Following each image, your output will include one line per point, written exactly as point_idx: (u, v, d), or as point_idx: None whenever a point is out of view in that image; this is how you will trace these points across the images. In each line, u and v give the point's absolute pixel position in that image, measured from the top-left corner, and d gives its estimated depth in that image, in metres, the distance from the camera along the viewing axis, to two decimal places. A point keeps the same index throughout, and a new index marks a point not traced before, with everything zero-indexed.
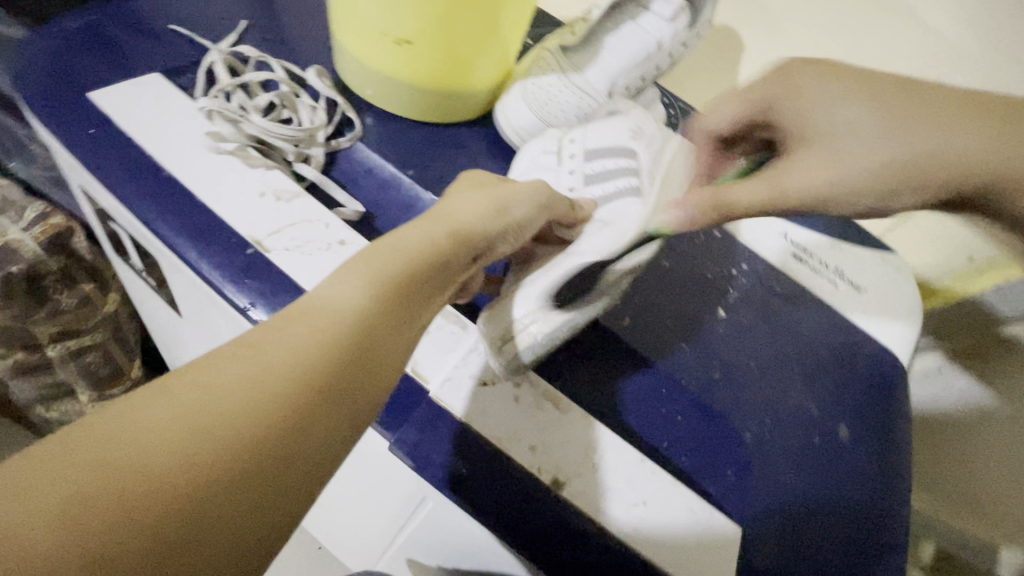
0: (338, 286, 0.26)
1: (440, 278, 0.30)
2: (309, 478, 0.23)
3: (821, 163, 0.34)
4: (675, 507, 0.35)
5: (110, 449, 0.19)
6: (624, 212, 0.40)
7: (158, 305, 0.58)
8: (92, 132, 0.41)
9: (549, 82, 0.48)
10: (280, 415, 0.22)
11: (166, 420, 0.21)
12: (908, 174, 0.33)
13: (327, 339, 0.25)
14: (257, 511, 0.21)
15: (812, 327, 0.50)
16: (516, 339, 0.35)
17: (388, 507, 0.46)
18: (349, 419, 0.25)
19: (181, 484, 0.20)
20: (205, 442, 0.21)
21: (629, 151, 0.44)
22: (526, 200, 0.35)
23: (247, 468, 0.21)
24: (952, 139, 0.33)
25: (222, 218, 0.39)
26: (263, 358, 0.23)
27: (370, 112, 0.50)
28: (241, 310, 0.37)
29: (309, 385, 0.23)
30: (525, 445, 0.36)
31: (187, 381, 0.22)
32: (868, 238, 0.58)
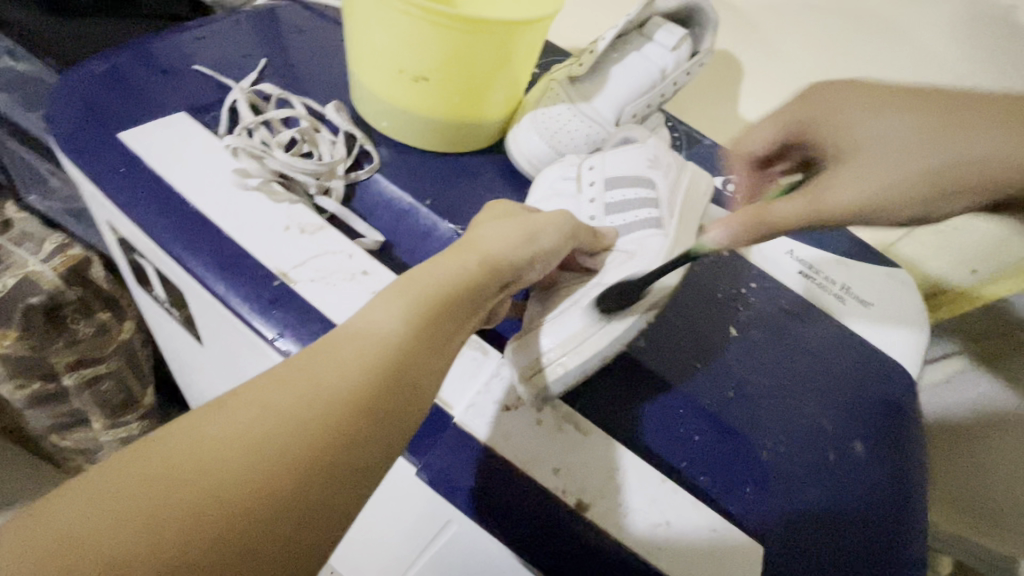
0: (376, 311, 0.27)
1: (469, 307, 0.31)
2: (356, 497, 0.23)
3: (842, 181, 0.33)
4: (698, 526, 0.36)
5: (171, 466, 0.21)
6: (645, 244, 0.43)
7: (178, 333, 0.59)
8: (121, 171, 0.43)
9: (560, 113, 0.50)
10: (328, 435, 0.23)
11: (228, 436, 0.22)
12: (944, 182, 0.31)
13: (370, 357, 0.25)
14: (307, 528, 0.22)
15: (823, 343, 0.51)
16: (545, 370, 0.37)
17: (409, 531, 0.46)
18: (392, 439, 0.25)
19: (237, 500, 0.20)
20: (258, 461, 0.21)
21: (648, 181, 0.46)
22: (547, 229, 0.37)
23: (297, 486, 0.22)
24: (993, 140, 0.30)
25: (249, 251, 0.41)
26: (310, 380, 0.24)
27: (386, 144, 0.52)
28: (268, 340, 0.38)
29: (356, 401, 0.24)
30: (549, 468, 0.36)
31: (241, 398, 0.23)
32: (872, 254, 0.59)
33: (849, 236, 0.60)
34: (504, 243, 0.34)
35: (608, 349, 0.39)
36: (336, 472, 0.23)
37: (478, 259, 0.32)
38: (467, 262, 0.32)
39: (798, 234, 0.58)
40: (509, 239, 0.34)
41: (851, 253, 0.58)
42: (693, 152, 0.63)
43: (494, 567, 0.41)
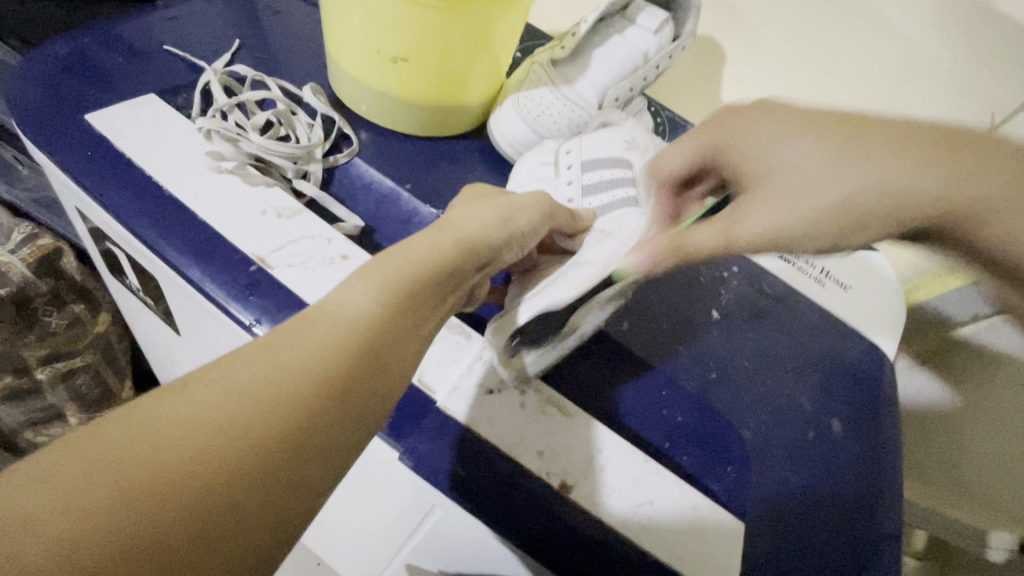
0: (349, 292, 0.26)
1: (449, 289, 0.31)
2: (324, 479, 0.23)
3: (765, 206, 0.34)
4: (679, 504, 0.36)
5: (129, 447, 0.20)
6: (623, 222, 0.42)
7: (154, 325, 0.58)
8: (89, 154, 0.42)
9: (541, 96, 0.49)
10: (294, 415, 0.22)
11: (191, 417, 0.21)
12: (864, 212, 0.33)
13: (342, 339, 0.25)
14: (272, 511, 0.21)
15: (801, 325, 0.52)
16: (522, 355, 0.38)
17: (393, 518, 0.46)
18: (363, 421, 0.25)
19: (197, 481, 0.20)
20: (220, 442, 0.21)
21: (626, 163, 0.46)
22: (529, 211, 0.36)
23: (260, 468, 0.21)
24: (876, 168, 0.32)
25: (224, 236, 0.40)
26: (276, 360, 0.23)
27: (365, 127, 0.51)
28: (245, 326, 0.37)
29: (326, 385, 0.23)
30: (532, 451, 0.36)
31: (208, 378, 0.22)
32: (850, 238, 0.60)
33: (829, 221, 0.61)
34: (484, 224, 0.34)
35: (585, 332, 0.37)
36: (302, 454, 0.22)
37: (459, 240, 0.32)
38: (447, 244, 0.31)
39: None
40: (490, 221, 0.34)
41: (830, 237, 0.59)
42: (676, 137, 0.63)
43: (478, 551, 0.42)
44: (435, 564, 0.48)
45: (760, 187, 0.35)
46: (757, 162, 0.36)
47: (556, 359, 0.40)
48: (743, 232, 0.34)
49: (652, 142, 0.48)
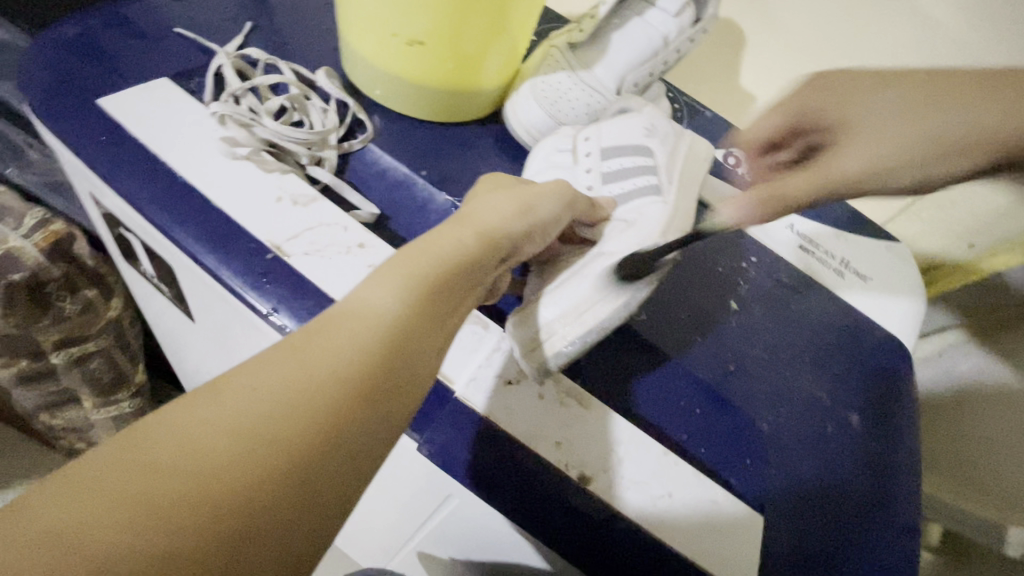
0: (370, 290, 0.26)
1: (470, 279, 0.30)
2: (352, 481, 0.23)
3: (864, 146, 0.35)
4: (698, 496, 0.36)
5: (160, 453, 0.20)
6: (645, 211, 0.42)
7: (167, 311, 0.58)
8: (102, 140, 0.41)
9: (558, 80, 0.48)
10: (322, 418, 0.22)
11: (218, 423, 0.21)
12: (942, 148, 0.33)
13: (366, 341, 0.24)
14: (303, 516, 0.21)
15: (820, 315, 0.51)
16: (544, 345, 0.36)
17: (408, 506, 0.47)
18: (388, 424, 0.24)
19: (232, 486, 0.20)
20: (249, 447, 0.20)
21: (646, 150, 0.45)
22: (548, 201, 0.36)
23: (291, 471, 0.21)
24: (970, 111, 0.33)
25: (240, 223, 0.39)
26: (302, 361, 0.23)
27: (379, 113, 0.50)
28: (263, 315, 0.37)
29: (352, 387, 0.23)
30: (551, 442, 0.36)
31: (234, 382, 0.22)
32: (869, 229, 0.59)
33: (849, 210, 0.60)
34: (504, 214, 0.33)
35: (615, 315, 0.37)
36: (330, 458, 0.22)
37: (478, 231, 0.31)
38: (467, 235, 0.31)
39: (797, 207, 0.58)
40: (510, 211, 0.33)
41: (850, 227, 0.58)
42: (694, 124, 0.61)
43: (493, 539, 0.42)
44: (449, 551, 0.48)
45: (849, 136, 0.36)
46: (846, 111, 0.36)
47: (578, 353, 0.37)
48: (849, 169, 0.34)
49: (671, 128, 0.48)
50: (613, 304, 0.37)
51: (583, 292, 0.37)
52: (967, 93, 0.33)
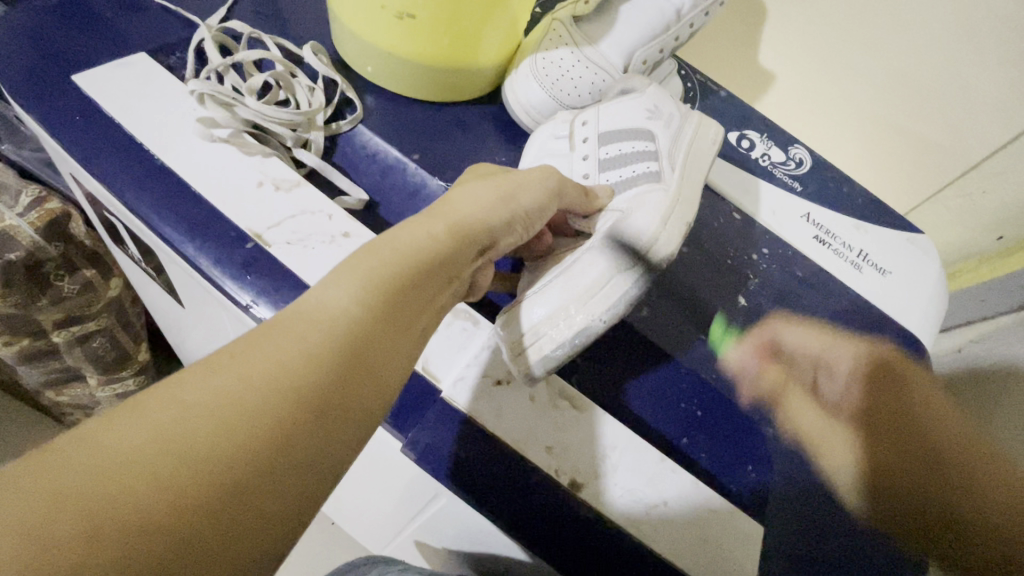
0: (326, 291, 0.24)
1: (446, 276, 0.28)
2: (298, 500, 0.21)
3: (839, 432, 0.41)
4: (696, 503, 0.34)
5: (66, 479, 0.17)
6: (644, 199, 0.40)
7: (160, 294, 0.57)
8: (76, 120, 0.39)
9: (561, 56, 0.45)
10: (261, 437, 0.20)
11: (141, 443, 0.18)
12: (902, 472, 0.38)
13: (317, 348, 0.22)
14: (234, 546, 0.19)
15: (833, 311, 0.48)
16: (527, 351, 0.34)
17: (400, 499, 0.46)
18: (341, 441, 0.22)
19: (155, 512, 0.18)
20: (173, 470, 0.18)
21: (648, 134, 0.43)
22: (532, 191, 0.33)
23: (222, 498, 0.19)
24: (937, 428, 0.40)
25: (219, 210, 0.37)
26: (242, 372, 0.21)
27: (371, 92, 0.47)
28: (243, 307, 0.35)
29: (299, 398, 0.21)
30: (541, 446, 0.34)
31: (164, 396, 0.20)
32: (890, 218, 0.55)
33: (870, 197, 0.57)
34: (487, 206, 0.31)
35: (608, 315, 0.36)
36: (270, 482, 0.20)
37: (456, 225, 0.29)
38: (443, 229, 0.28)
39: (815, 194, 0.55)
40: (494, 202, 0.31)
41: (871, 217, 0.55)
42: (707, 104, 0.58)
43: (485, 538, 0.40)
44: (441, 543, 0.47)
45: (834, 429, 0.41)
46: (907, 411, 0.41)
47: (565, 357, 0.35)
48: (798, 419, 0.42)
49: (677, 109, 0.45)
50: (603, 305, 0.36)
51: (572, 291, 0.36)
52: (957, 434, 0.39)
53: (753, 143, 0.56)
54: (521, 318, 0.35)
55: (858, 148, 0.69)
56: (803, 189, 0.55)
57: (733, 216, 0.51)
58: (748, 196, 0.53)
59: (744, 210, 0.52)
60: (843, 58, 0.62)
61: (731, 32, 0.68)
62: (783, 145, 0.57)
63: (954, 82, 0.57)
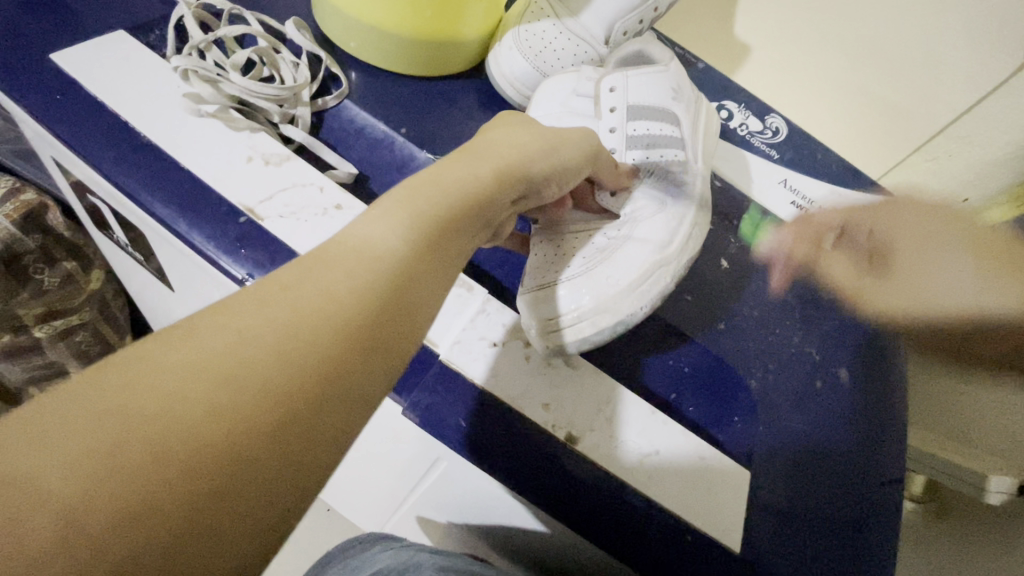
0: (346, 233, 0.24)
1: (482, 220, 0.28)
2: (348, 431, 0.21)
3: (911, 285, 0.49)
4: (687, 452, 0.36)
5: (121, 395, 0.18)
6: (670, 193, 0.42)
7: (147, 280, 0.56)
8: (57, 99, 0.39)
9: (543, 29, 0.46)
10: (312, 367, 0.20)
11: (194, 368, 0.19)
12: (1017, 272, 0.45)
13: (361, 286, 0.22)
14: (285, 473, 0.19)
15: (808, 272, 0.51)
16: (562, 331, 0.36)
17: (401, 470, 0.47)
18: (383, 376, 0.22)
19: (216, 433, 0.18)
20: (232, 393, 0.19)
21: (674, 118, 0.43)
22: (572, 148, 0.34)
23: (279, 425, 0.19)
24: (954, 276, 0.47)
25: (209, 185, 0.37)
26: (290, 304, 0.21)
27: (356, 67, 0.48)
28: (239, 280, 0.36)
29: (346, 332, 0.21)
30: (539, 404, 0.36)
31: (211, 325, 0.20)
32: (864, 183, 0.57)
33: (845, 163, 0.59)
34: (528, 155, 0.32)
35: (638, 315, 0.38)
36: (321, 412, 0.20)
37: (503, 169, 0.30)
38: (489, 170, 0.29)
39: (793, 161, 0.57)
40: (535, 152, 0.32)
41: (845, 181, 0.57)
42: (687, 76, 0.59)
43: (486, 502, 0.41)
44: (440, 514, 0.48)
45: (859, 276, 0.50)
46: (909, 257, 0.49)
47: (598, 343, 0.37)
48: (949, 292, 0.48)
49: (692, 92, 0.46)
50: (639, 302, 0.38)
51: (617, 285, 0.37)
52: (1000, 262, 0.45)
53: (732, 113, 0.58)
54: (560, 297, 0.36)
55: (831, 119, 0.71)
56: (780, 156, 0.57)
57: (714, 183, 0.53)
58: (729, 164, 0.54)
59: (723, 177, 0.54)
60: (814, 28, 0.65)
61: (707, 7, 0.69)
62: (761, 114, 0.58)
63: (919, 49, 0.59)
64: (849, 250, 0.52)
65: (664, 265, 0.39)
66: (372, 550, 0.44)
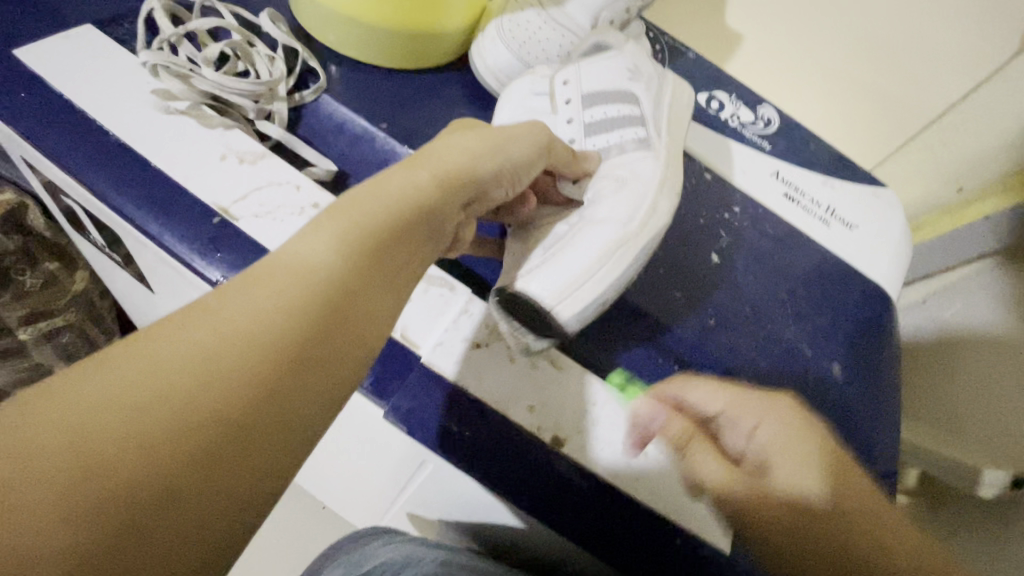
0: (305, 242, 0.23)
1: (433, 228, 0.27)
2: (289, 456, 0.20)
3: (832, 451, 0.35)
4: (675, 452, 0.36)
5: (36, 429, 0.17)
6: (636, 170, 0.40)
7: (128, 282, 0.55)
8: (22, 97, 0.37)
9: (527, 19, 0.45)
10: (242, 392, 0.19)
11: (115, 397, 0.18)
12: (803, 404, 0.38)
13: (297, 301, 0.21)
14: (220, 502, 0.18)
15: (800, 265, 0.50)
16: (529, 330, 0.35)
17: (390, 472, 0.46)
18: (327, 394, 0.21)
19: (137, 467, 0.17)
20: (157, 423, 0.18)
21: (633, 98, 0.42)
22: (521, 143, 0.33)
23: (209, 454, 0.18)
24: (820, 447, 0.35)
25: (181, 185, 0.36)
26: (221, 327, 0.20)
27: (334, 60, 0.46)
28: (213, 282, 0.35)
29: (281, 352, 0.20)
30: (523, 406, 0.35)
31: (143, 348, 0.19)
32: (856, 173, 0.57)
33: (838, 153, 0.58)
34: (475, 154, 0.31)
35: (604, 294, 0.36)
36: (257, 441, 0.19)
37: (441, 174, 0.29)
38: (427, 177, 0.28)
39: (784, 152, 0.56)
40: (481, 152, 0.31)
41: (836, 172, 0.56)
42: (677, 66, 0.58)
43: (475, 505, 0.41)
44: (429, 512, 0.47)
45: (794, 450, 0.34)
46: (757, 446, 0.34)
47: (564, 334, 0.35)
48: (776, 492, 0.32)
49: (654, 69, 0.45)
50: (603, 281, 0.35)
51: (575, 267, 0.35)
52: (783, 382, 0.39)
53: (722, 104, 0.57)
54: (523, 288, 0.36)
55: (824, 109, 0.70)
56: (771, 147, 0.56)
57: (705, 176, 0.52)
58: (720, 156, 0.53)
59: (715, 169, 0.53)
60: (806, 16, 0.63)
61: None
62: (752, 105, 0.57)
63: (911, 37, 0.58)
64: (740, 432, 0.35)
65: (628, 240, 0.37)
66: (370, 545, 0.43)
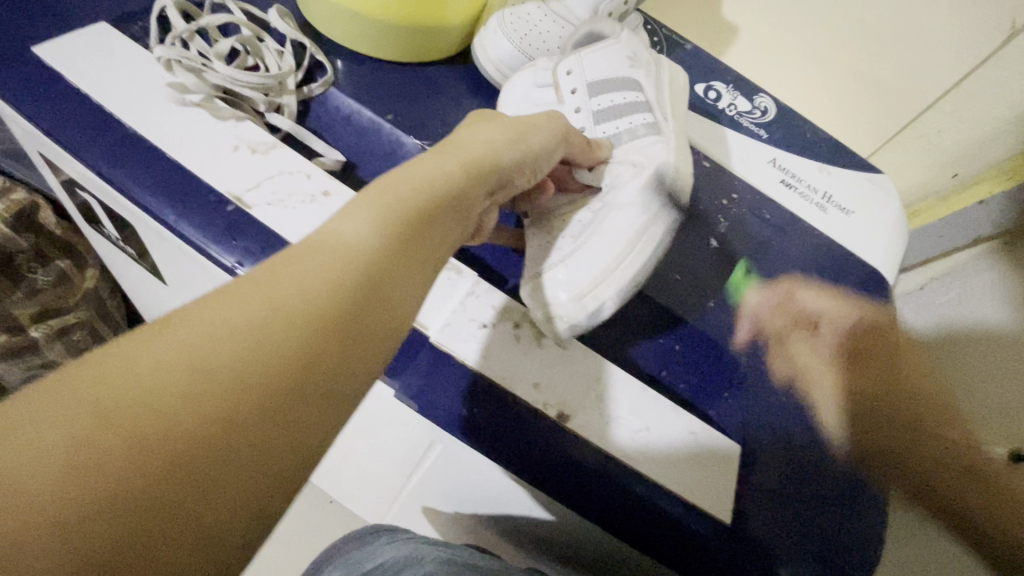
0: (338, 220, 0.24)
1: (456, 211, 0.28)
2: (328, 422, 0.21)
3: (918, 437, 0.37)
4: (677, 429, 0.37)
5: (99, 386, 0.18)
6: (648, 153, 0.41)
7: (140, 276, 0.56)
8: (41, 91, 0.39)
9: (528, 12, 0.46)
10: (287, 358, 0.20)
11: (172, 359, 0.19)
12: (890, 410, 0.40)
13: (335, 275, 0.22)
14: (266, 459, 0.19)
15: (798, 250, 0.51)
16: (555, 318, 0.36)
17: (401, 459, 0.47)
18: (361, 365, 0.22)
19: (194, 424, 0.18)
20: (211, 383, 0.19)
21: (635, 84, 0.44)
22: (540, 131, 0.35)
23: (256, 414, 0.19)
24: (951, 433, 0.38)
25: (195, 174, 0.37)
26: (266, 297, 0.21)
27: (341, 54, 0.47)
28: (228, 268, 0.36)
29: (322, 322, 0.21)
30: (530, 384, 0.36)
31: (191, 316, 0.20)
32: (853, 160, 0.58)
33: (834, 141, 0.59)
34: (495, 142, 0.32)
35: (633, 279, 0.38)
36: (301, 405, 0.20)
37: (467, 160, 0.30)
38: (453, 164, 0.29)
39: (781, 140, 0.57)
40: (500, 141, 0.32)
41: (833, 159, 0.57)
42: (674, 58, 0.59)
43: (486, 489, 0.42)
44: (445, 505, 0.49)
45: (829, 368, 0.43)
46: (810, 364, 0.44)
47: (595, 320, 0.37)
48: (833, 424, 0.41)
49: (651, 56, 0.46)
50: (630, 267, 0.37)
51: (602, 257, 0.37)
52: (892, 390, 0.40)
53: (720, 94, 0.58)
54: (551, 279, 0.36)
55: (821, 99, 0.71)
56: (769, 136, 0.57)
57: (703, 164, 0.53)
58: (718, 144, 0.55)
59: (713, 158, 0.54)
60: None
61: None
62: (749, 95, 0.59)
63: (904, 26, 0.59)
64: (813, 348, 0.44)
65: (651, 229, 0.38)
66: (377, 541, 0.44)
